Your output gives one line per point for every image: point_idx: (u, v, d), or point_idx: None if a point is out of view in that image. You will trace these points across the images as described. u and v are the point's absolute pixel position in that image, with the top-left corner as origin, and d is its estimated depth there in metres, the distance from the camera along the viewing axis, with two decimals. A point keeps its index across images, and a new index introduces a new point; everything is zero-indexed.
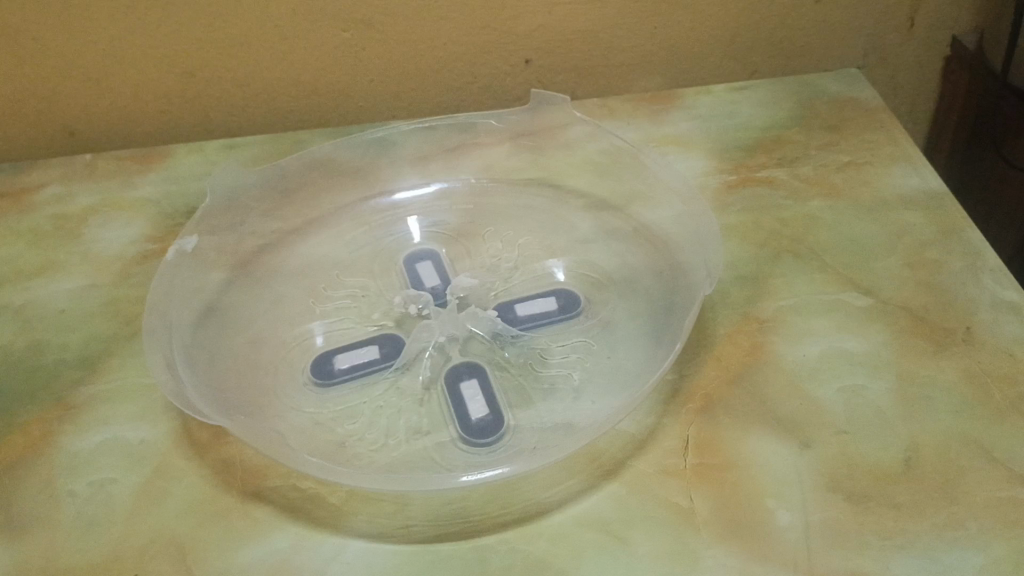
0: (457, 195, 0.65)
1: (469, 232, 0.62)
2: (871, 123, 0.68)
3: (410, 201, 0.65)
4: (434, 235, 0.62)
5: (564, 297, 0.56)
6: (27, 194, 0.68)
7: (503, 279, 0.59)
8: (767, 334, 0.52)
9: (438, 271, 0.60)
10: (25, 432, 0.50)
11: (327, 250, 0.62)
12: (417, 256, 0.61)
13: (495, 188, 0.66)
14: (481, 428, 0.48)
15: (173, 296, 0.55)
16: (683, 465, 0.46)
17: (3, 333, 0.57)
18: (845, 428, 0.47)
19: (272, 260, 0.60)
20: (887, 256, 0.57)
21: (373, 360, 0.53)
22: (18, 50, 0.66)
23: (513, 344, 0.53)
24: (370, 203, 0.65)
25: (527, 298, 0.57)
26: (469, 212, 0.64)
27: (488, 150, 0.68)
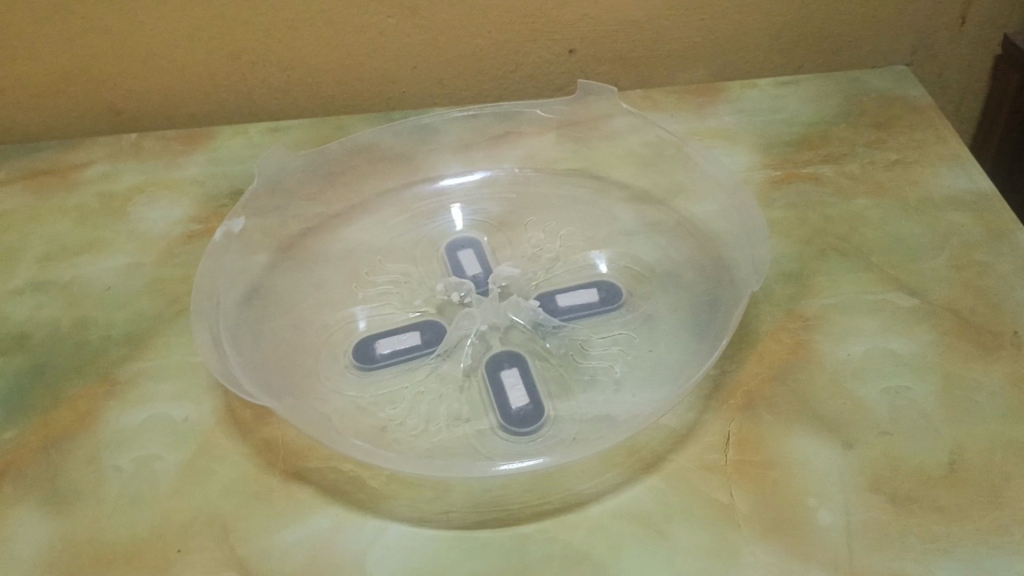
0: (499, 183, 0.65)
1: (512, 221, 0.62)
2: (919, 121, 0.67)
3: (453, 189, 0.65)
4: (476, 223, 0.63)
5: (606, 289, 0.56)
6: (75, 172, 0.69)
7: (544, 269, 0.59)
8: (811, 332, 0.52)
9: (481, 259, 0.60)
10: (72, 406, 0.51)
11: (369, 235, 0.62)
12: (458, 243, 0.61)
13: (538, 178, 0.66)
14: (521, 417, 0.48)
15: (219, 277, 0.55)
16: (723, 461, 0.46)
17: (51, 309, 0.58)
18: (889, 430, 0.46)
19: (315, 243, 0.61)
20: (934, 256, 0.56)
21: (415, 346, 0.53)
22: (69, 29, 0.66)
23: (554, 334, 0.53)
24: (413, 189, 0.65)
25: (569, 289, 0.57)
26: (511, 201, 0.64)
27: (532, 139, 0.67)
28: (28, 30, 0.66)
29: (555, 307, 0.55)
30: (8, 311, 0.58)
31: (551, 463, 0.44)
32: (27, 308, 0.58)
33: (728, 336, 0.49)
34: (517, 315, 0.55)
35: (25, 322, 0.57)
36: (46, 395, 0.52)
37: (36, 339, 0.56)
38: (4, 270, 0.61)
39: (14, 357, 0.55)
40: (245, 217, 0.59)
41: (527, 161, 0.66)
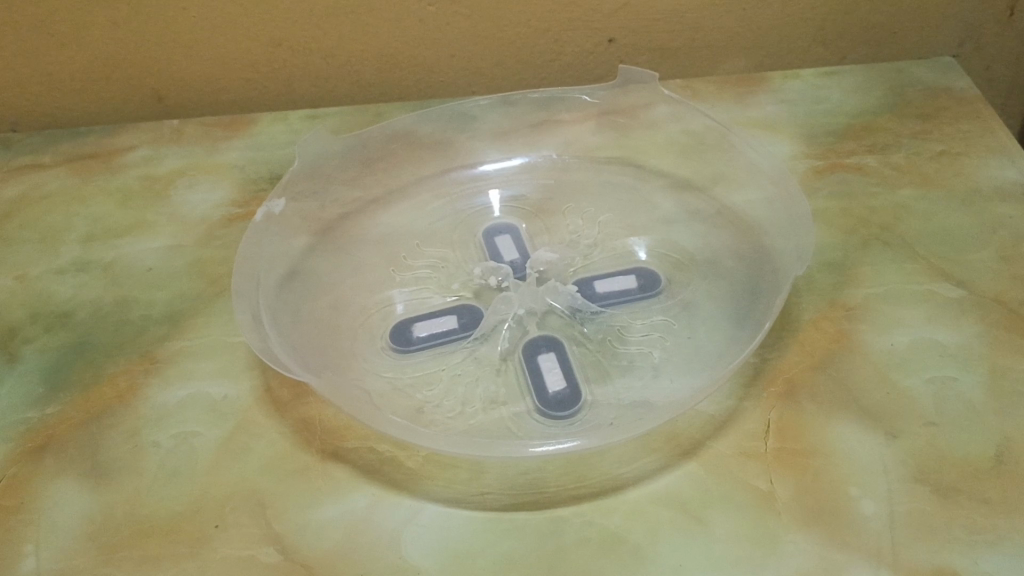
0: (537, 170, 0.65)
1: (550, 207, 0.62)
2: (967, 112, 0.66)
3: (490, 175, 0.65)
4: (513, 209, 0.62)
5: (644, 276, 0.56)
6: (117, 156, 0.70)
7: (581, 256, 0.58)
8: (853, 322, 0.51)
9: (517, 245, 0.60)
10: (112, 383, 0.52)
11: (407, 220, 0.62)
12: (496, 229, 0.61)
13: (576, 166, 0.65)
14: (558, 401, 0.48)
15: (260, 258, 0.56)
16: (764, 449, 0.45)
17: (93, 288, 0.59)
18: (934, 421, 0.46)
19: (353, 226, 0.61)
20: (981, 248, 0.55)
21: (452, 330, 0.53)
22: (115, 15, 0.67)
23: (592, 320, 0.53)
24: (448, 175, 0.65)
25: (605, 275, 0.56)
26: (550, 188, 0.64)
27: (569, 125, 0.67)
28: (74, 15, 0.67)
29: (591, 293, 0.55)
30: (52, 290, 0.59)
31: (588, 445, 0.43)
32: (70, 287, 0.59)
33: (771, 322, 0.49)
34: (554, 299, 0.55)
35: (69, 301, 0.58)
36: (88, 373, 0.53)
37: (78, 318, 0.56)
38: (49, 250, 0.62)
39: (57, 334, 0.55)
40: (286, 200, 0.59)
41: (566, 148, 0.66)
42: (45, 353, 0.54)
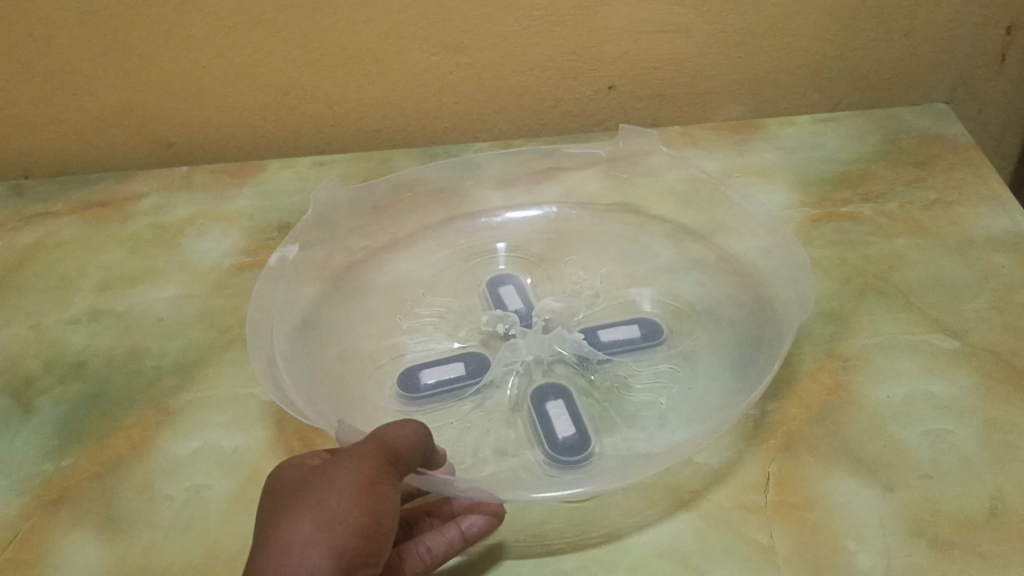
0: (538, 221, 0.67)
1: (553, 258, 0.64)
2: (960, 160, 0.67)
3: (494, 225, 0.66)
4: (514, 261, 0.64)
5: (647, 325, 0.57)
6: (128, 204, 0.71)
7: (583, 307, 0.59)
8: (850, 372, 0.52)
9: (522, 294, 0.61)
10: (126, 435, 0.53)
11: (412, 271, 0.63)
12: (498, 279, 0.62)
13: (576, 218, 0.67)
14: (567, 446, 0.49)
15: (273, 299, 0.57)
16: (763, 502, 0.46)
17: (106, 338, 0.60)
18: (928, 473, 0.47)
19: (359, 277, 0.62)
20: (975, 298, 0.56)
21: (458, 376, 0.55)
22: (126, 65, 0.69)
23: (596, 370, 0.54)
24: (455, 227, 0.66)
25: (611, 325, 0.57)
26: (553, 238, 0.65)
27: (569, 178, 0.69)
28: (86, 66, 0.69)
29: (596, 342, 0.56)
30: (66, 340, 0.60)
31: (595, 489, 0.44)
32: (83, 336, 0.60)
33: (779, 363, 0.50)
34: (559, 347, 0.56)
35: (82, 350, 0.59)
36: (102, 424, 0.54)
37: (92, 368, 0.58)
38: (62, 299, 0.64)
39: (71, 384, 0.57)
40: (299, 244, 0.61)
41: (566, 201, 0.68)
42: (60, 404, 0.55)
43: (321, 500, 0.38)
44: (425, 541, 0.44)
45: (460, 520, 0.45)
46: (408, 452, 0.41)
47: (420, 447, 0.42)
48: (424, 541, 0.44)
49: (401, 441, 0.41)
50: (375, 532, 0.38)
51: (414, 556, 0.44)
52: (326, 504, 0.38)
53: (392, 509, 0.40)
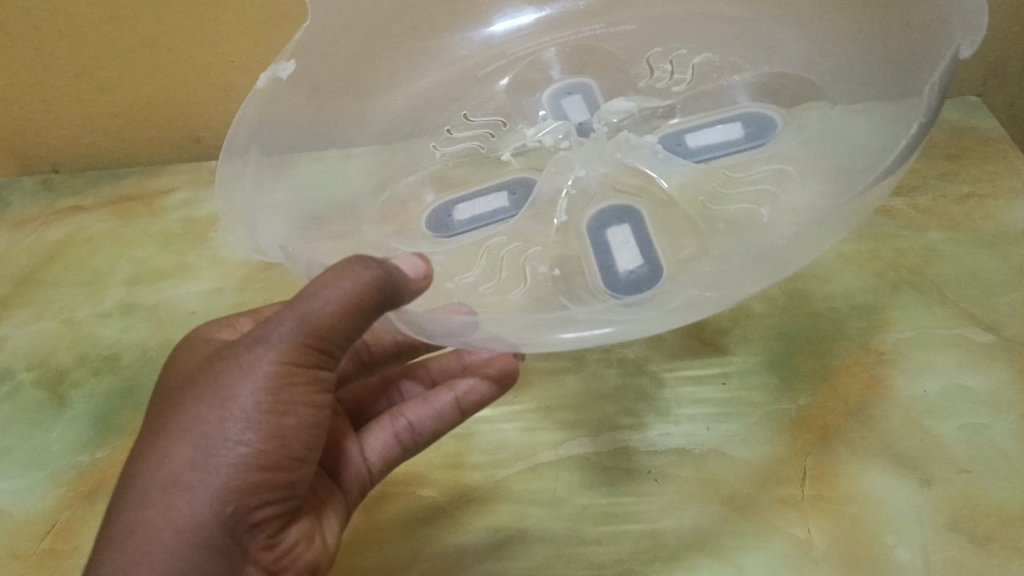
0: (612, 140, 0.63)
1: (618, 185, 0.60)
2: (993, 152, 0.66)
3: (563, 148, 0.64)
4: (578, 182, 0.61)
5: (749, 122, 0.60)
6: (158, 199, 0.72)
7: (635, 233, 0.55)
8: (885, 367, 0.52)
9: (572, 212, 0.59)
10: None
11: (460, 195, 0.63)
12: (559, 195, 0.60)
13: (643, 150, 0.61)
14: (630, 284, 0.51)
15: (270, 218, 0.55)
16: (800, 496, 0.46)
17: (138, 331, 0.60)
18: (966, 468, 0.46)
19: (402, 181, 0.66)
20: (1010, 291, 0.55)
21: (501, 207, 0.61)
22: (155, 62, 0.69)
23: (626, 288, 0.51)
24: (516, 150, 0.66)
25: (647, 250, 0.53)
26: (622, 167, 0.61)
27: (644, 113, 0.64)
28: (116, 63, 0.69)
29: (632, 268, 0.52)
30: (99, 334, 0.61)
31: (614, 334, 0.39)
32: (116, 329, 0.61)
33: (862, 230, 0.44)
34: (591, 266, 0.53)
35: (115, 344, 0.60)
36: (136, 417, 0.54)
37: (124, 361, 0.58)
38: (95, 294, 0.64)
39: (105, 377, 0.57)
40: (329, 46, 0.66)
41: (643, 132, 0.63)
42: (94, 397, 0.56)
43: (214, 423, 0.35)
44: (408, 415, 0.45)
45: (454, 385, 0.46)
46: (333, 326, 0.35)
47: (364, 310, 0.35)
48: (406, 415, 0.45)
49: (326, 319, 0.35)
50: (277, 453, 0.35)
51: (394, 427, 0.45)
52: (217, 431, 0.35)
53: (303, 417, 0.36)
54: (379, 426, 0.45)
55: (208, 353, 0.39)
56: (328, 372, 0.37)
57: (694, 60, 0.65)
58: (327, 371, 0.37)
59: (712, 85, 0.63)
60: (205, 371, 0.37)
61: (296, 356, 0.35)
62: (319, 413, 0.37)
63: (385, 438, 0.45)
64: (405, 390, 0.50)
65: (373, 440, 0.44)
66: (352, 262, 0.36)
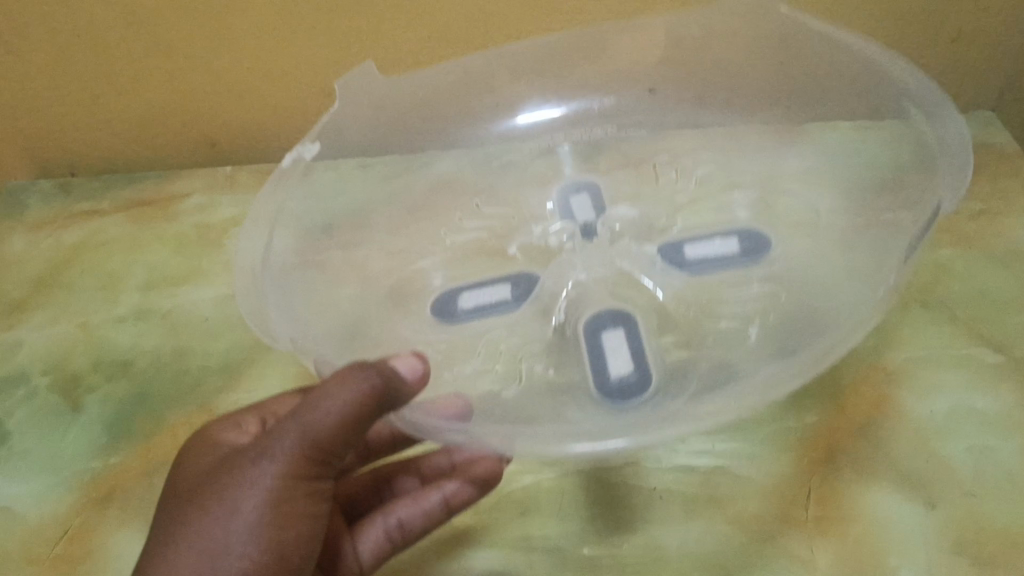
0: (614, 246, 0.62)
1: (617, 290, 0.58)
2: (1006, 169, 0.66)
3: (566, 249, 0.63)
4: (578, 285, 0.59)
5: (749, 239, 0.60)
6: (174, 204, 0.73)
7: (630, 340, 0.53)
8: (893, 386, 0.52)
9: (570, 312, 0.57)
10: (173, 434, 0.54)
11: (464, 283, 0.60)
12: (559, 294, 0.59)
13: (641, 260, 0.60)
14: (623, 386, 0.49)
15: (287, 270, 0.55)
16: (805, 516, 0.46)
17: (152, 337, 0.61)
18: (973, 491, 0.46)
19: (414, 266, 0.62)
20: (1021, 311, 0.55)
21: (503, 299, 0.59)
22: (171, 66, 0.70)
23: (618, 396, 0.48)
24: (522, 243, 0.64)
25: (639, 359, 0.51)
26: (620, 271, 0.60)
27: (645, 222, 0.64)
28: (133, 67, 0.70)
29: (623, 374, 0.50)
30: (113, 339, 0.61)
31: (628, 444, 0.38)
32: (130, 335, 0.62)
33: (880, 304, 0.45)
34: (584, 372, 0.50)
35: (129, 349, 0.60)
36: (149, 423, 0.55)
37: (138, 367, 0.59)
38: (111, 299, 0.65)
39: (119, 383, 0.58)
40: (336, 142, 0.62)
41: (643, 240, 0.62)
42: (108, 402, 0.57)
43: (215, 539, 0.35)
44: (398, 513, 0.45)
45: (444, 484, 0.46)
46: (334, 436, 0.36)
47: (364, 417, 0.36)
48: (397, 513, 0.45)
49: (328, 428, 0.35)
50: (277, 564, 0.36)
51: (385, 525, 0.46)
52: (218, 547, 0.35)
53: (304, 530, 0.37)
54: (370, 524, 0.46)
55: (205, 461, 0.39)
56: (328, 480, 0.37)
57: (698, 171, 0.67)
58: (328, 478, 0.37)
59: (714, 199, 0.64)
60: (206, 480, 0.37)
61: (298, 467, 0.36)
62: (316, 521, 0.37)
63: (376, 536, 0.45)
64: (397, 486, 0.51)
65: (366, 539, 0.45)
66: (353, 368, 0.36)
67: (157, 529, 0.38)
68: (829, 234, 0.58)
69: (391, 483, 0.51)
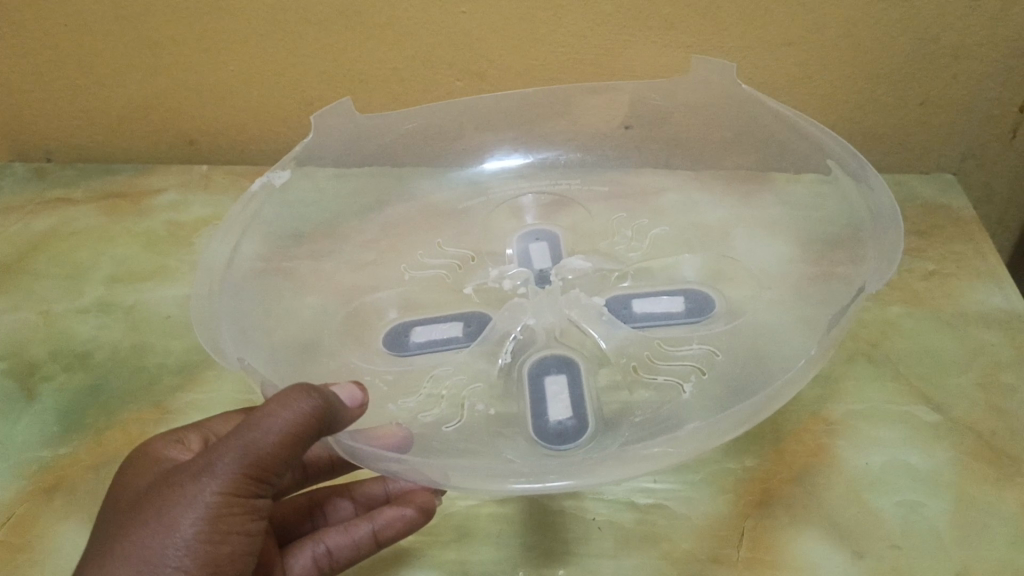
0: (564, 295, 0.62)
1: (564, 340, 0.59)
2: (961, 233, 0.68)
3: (519, 294, 0.63)
4: (526, 330, 0.60)
5: (694, 298, 0.60)
6: (146, 199, 0.74)
7: (571, 387, 0.55)
8: (832, 437, 0.54)
9: (516, 355, 0.58)
10: (124, 429, 0.54)
11: (418, 317, 0.61)
12: (506, 337, 0.59)
13: (588, 310, 0.60)
14: (560, 432, 0.51)
15: (248, 282, 0.57)
16: (736, 556, 0.47)
17: (112, 331, 0.61)
18: (899, 543, 0.48)
19: (369, 299, 0.63)
20: (961, 372, 0.57)
21: (454, 337, 0.59)
22: (155, 63, 0.70)
23: (555, 440, 0.50)
24: (477, 285, 0.64)
25: (579, 405, 0.53)
26: (569, 321, 0.60)
27: (598, 274, 0.64)
28: (116, 61, 0.71)
29: (561, 419, 0.52)
30: (74, 329, 0.62)
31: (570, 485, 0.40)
32: (90, 327, 0.62)
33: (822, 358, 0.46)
34: (524, 415, 0.52)
35: (89, 341, 0.61)
36: (101, 416, 0.55)
37: (96, 359, 0.59)
38: (75, 289, 0.65)
39: (76, 374, 0.58)
40: (303, 157, 0.63)
41: (592, 292, 0.62)
42: (63, 392, 0.57)
43: (152, 552, 0.35)
44: (327, 542, 0.48)
45: (374, 517, 0.48)
46: (275, 454, 0.37)
47: (302, 438, 0.37)
48: (326, 541, 0.48)
49: (266, 446, 0.36)
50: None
51: (314, 551, 0.48)
52: (156, 560, 0.35)
53: (239, 546, 0.37)
54: (302, 546, 0.48)
55: (142, 482, 0.39)
56: (263, 501, 0.38)
57: (652, 233, 0.68)
58: (263, 499, 0.38)
59: (663, 259, 0.65)
60: (144, 497, 0.38)
61: (236, 486, 0.36)
62: (250, 541, 0.38)
63: (305, 562, 0.48)
64: (330, 510, 0.52)
65: (296, 560, 0.48)
66: (296, 391, 0.38)
67: (90, 547, 0.37)
68: (783, 283, 0.60)
69: (323, 506, 0.52)
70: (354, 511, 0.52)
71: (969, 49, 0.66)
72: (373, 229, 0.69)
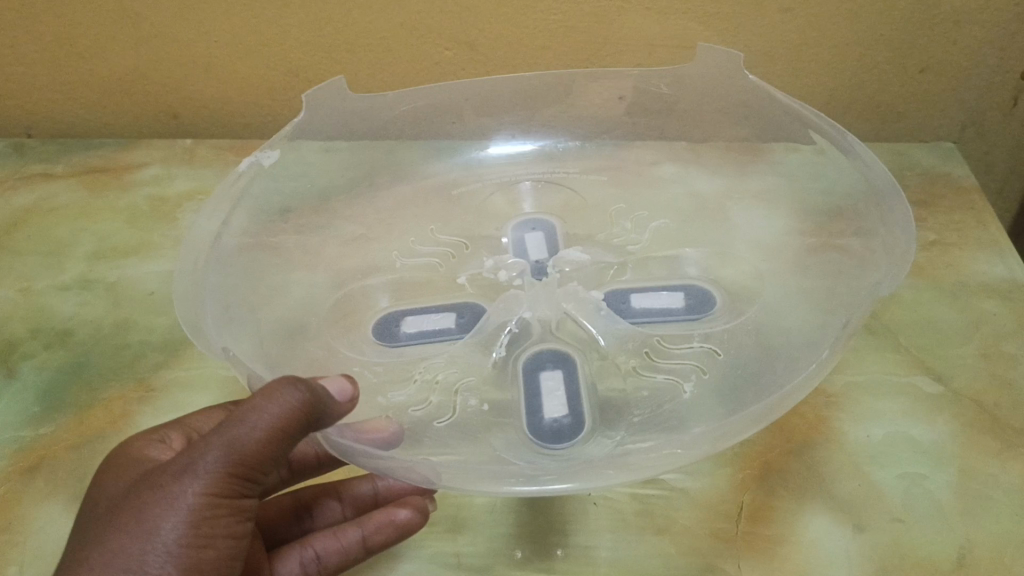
0: (562, 288, 0.59)
1: (559, 333, 0.56)
2: (962, 203, 0.67)
3: (515, 285, 0.60)
4: (522, 321, 0.57)
5: (694, 294, 0.57)
6: (129, 173, 0.72)
7: (568, 382, 0.52)
8: (832, 409, 0.52)
9: (511, 348, 0.55)
10: (107, 408, 0.53)
11: (409, 307, 0.59)
12: (502, 328, 0.57)
13: (585, 303, 0.58)
14: (556, 431, 0.48)
15: (240, 264, 0.55)
16: (733, 532, 0.46)
17: (94, 308, 0.60)
18: (901, 517, 0.47)
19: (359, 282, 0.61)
20: (963, 343, 0.56)
21: (446, 328, 0.57)
22: (137, 35, 0.68)
23: (549, 438, 0.48)
24: (471, 275, 0.62)
25: (575, 402, 0.50)
26: (566, 313, 0.57)
27: (597, 267, 0.61)
28: (96, 33, 0.68)
29: (556, 417, 0.49)
30: (55, 306, 0.60)
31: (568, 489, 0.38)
32: (72, 304, 0.60)
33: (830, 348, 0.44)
34: (520, 409, 0.50)
35: (70, 318, 0.59)
36: (83, 394, 0.54)
37: (78, 336, 0.58)
38: (55, 265, 0.64)
39: (56, 353, 0.57)
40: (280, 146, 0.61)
41: (591, 285, 0.60)
42: (42, 370, 0.56)
43: (132, 561, 0.34)
44: (316, 547, 0.46)
45: (364, 522, 0.46)
46: (258, 452, 0.35)
47: (288, 435, 0.36)
48: (315, 546, 0.46)
49: (251, 445, 0.35)
50: None
51: (302, 557, 0.46)
52: (136, 568, 0.34)
53: (223, 549, 0.36)
54: (289, 553, 0.46)
55: (119, 484, 0.38)
56: (248, 502, 0.37)
57: (652, 225, 0.65)
58: (249, 500, 0.37)
59: (665, 252, 0.62)
60: (123, 500, 0.36)
61: (219, 487, 0.35)
62: (235, 543, 0.37)
63: (292, 568, 0.46)
64: (318, 512, 0.50)
65: (282, 569, 0.46)
66: (281, 385, 0.36)
67: (67, 553, 0.36)
68: (785, 258, 0.59)
69: (310, 508, 0.50)
70: (341, 513, 0.51)
71: (970, 14, 0.65)
72: (363, 202, 0.68)
